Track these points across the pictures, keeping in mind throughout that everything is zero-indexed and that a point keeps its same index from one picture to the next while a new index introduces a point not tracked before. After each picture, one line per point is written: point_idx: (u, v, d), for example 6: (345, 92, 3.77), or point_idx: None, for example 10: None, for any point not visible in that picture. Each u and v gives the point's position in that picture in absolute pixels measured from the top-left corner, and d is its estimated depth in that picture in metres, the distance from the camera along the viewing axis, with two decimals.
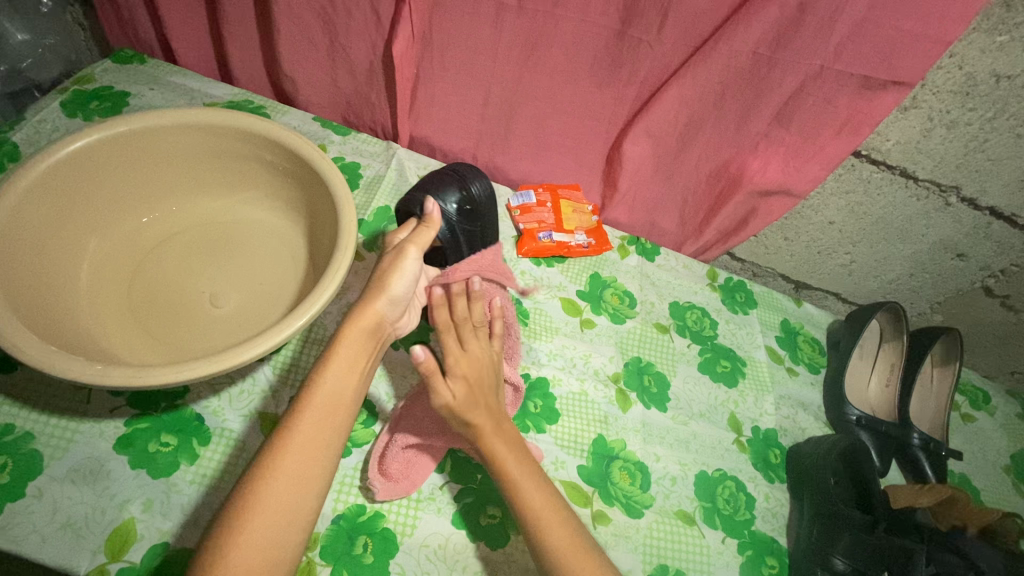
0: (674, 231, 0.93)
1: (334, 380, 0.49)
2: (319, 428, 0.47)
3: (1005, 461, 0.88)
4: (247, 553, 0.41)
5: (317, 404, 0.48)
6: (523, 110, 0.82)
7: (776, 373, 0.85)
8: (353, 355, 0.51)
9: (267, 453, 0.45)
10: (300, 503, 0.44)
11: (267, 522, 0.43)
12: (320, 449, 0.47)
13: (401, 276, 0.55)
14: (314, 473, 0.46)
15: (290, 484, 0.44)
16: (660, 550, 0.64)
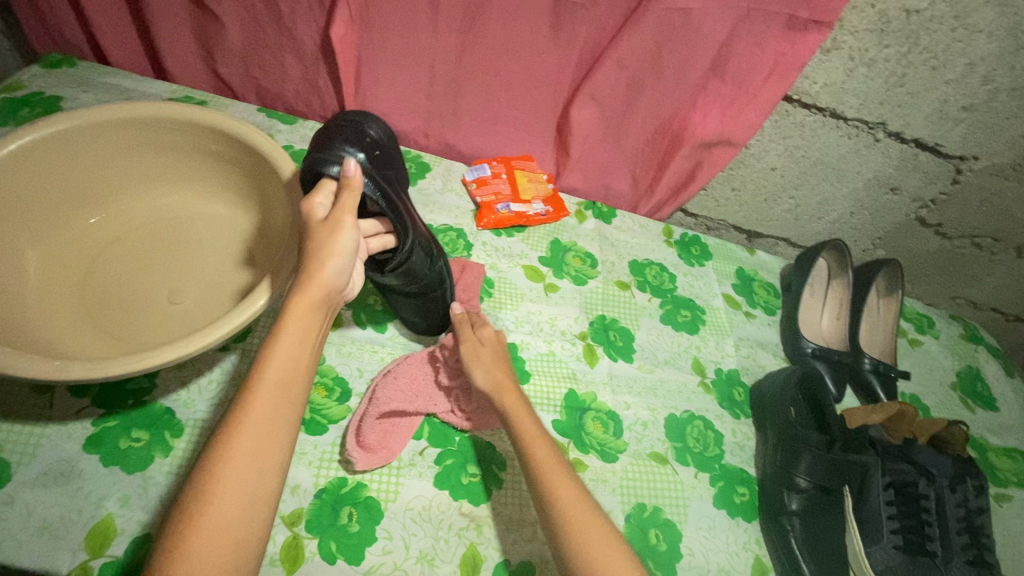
0: (627, 193, 0.96)
1: (279, 362, 0.48)
2: (273, 406, 0.46)
3: (951, 378, 0.94)
4: (218, 524, 0.41)
5: (266, 384, 0.47)
6: (469, 83, 0.83)
7: (734, 318, 0.89)
8: (295, 333, 0.49)
9: (219, 437, 0.44)
10: (262, 482, 0.44)
11: (231, 496, 0.42)
12: (274, 427, 0.46)
13: (341, 250, 0.52)
14: (271, 453, 0.45)
15: (248, 466, 0.43)
16: (636, 490, 0.67)
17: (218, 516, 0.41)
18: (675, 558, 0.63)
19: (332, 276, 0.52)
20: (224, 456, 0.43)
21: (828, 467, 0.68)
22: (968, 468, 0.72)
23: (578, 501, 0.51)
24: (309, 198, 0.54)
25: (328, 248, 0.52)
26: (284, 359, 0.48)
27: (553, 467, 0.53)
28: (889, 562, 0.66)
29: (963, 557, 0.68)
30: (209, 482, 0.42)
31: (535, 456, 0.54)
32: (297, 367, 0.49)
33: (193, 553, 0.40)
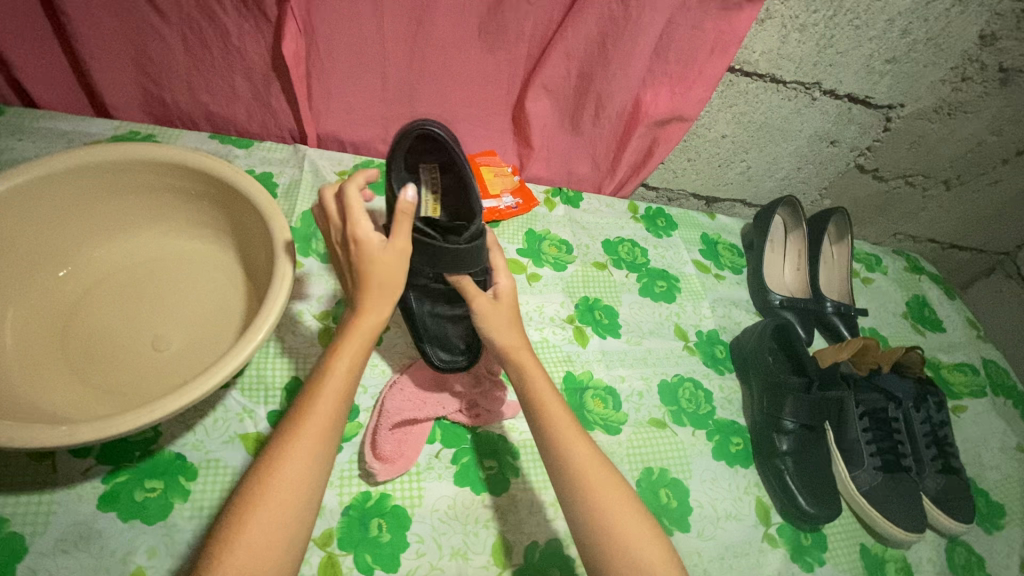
0: (590, 175, 0.99)
1: (339, 369, 0.49)
2: (327, 417, 0.46)
3: (901, 308, 1.03)
4: (268, 523, 0.41)
5: (325, 390, 0.48)
6: (425, 86, 0.83)
7: (706, 281, 0.94)
8: (357, 347, 0.50)
9: (279, 440, 0.45)
10: (311, 494, 0.44)
11: (286, 496, 0.42)
12: (323, 443, 0.46)
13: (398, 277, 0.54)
14: (317, 469, 0.45)
15: (303, 468, 0.44)
16: (641, 456, 0.71)
17: (268, 513, 0.41)
18: (686, 512, 0.67)
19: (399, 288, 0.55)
20: (283, 454, 0.44)
21: (811, 408, 0.73)
22: (927, 387, 0.81)
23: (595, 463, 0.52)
24: (357, 228, 0.51)
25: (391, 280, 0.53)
26: (341, 372, 0.49)
27: (571, 427, 0.54)
28: (872, 483, 0.72)
29: (934, 467, 0.76)
30: (263, 480, 0.43)
31: (552, 417, 0.54)
32: (354, 376, 0.50)
33: (245, 549, 0.40)
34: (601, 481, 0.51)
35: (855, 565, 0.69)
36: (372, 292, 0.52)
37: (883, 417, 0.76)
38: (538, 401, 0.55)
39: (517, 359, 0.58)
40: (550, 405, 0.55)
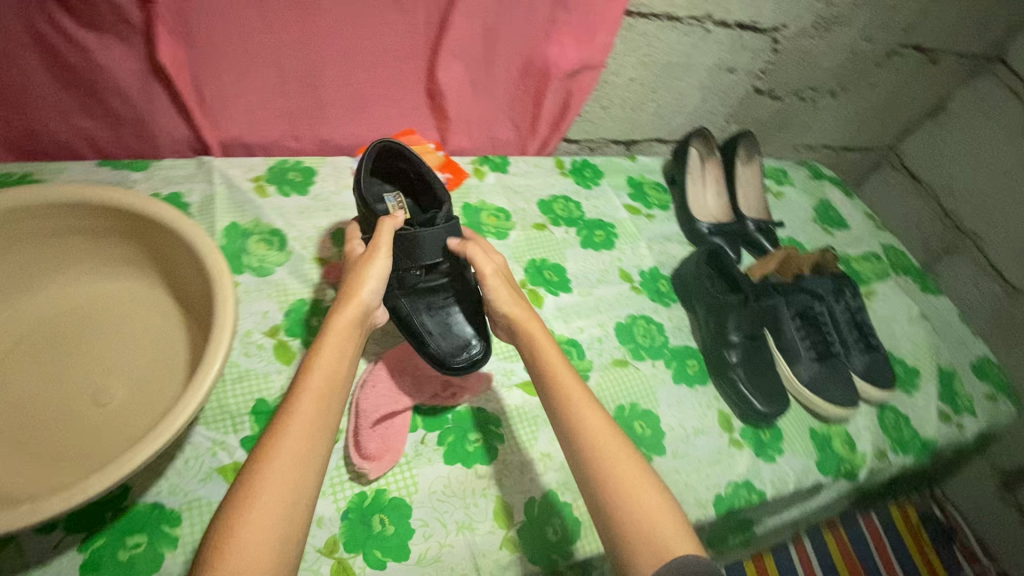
0: (513, 139, 1.01)
1: (319, 368, 0.52)
2: (314, 410, 0.49)
3: (811, 214, 1.13)
4: (259, 519, 0.42)
5: (308, 390, 0.50)
6: (326, 72, 0.79)
7: (639, 222, 0.99)
8: (336, 345, 0.55)
9: (266, 439, 0.47)
10: (299, 488, 0.45)
11: (272, 493, 0.44)
12: (310, 440, 0.48)
13: (371, 278, 0.61)
14: (308, 460, 0.47)
15: (292, 463, 0.46)
16: (613, 397, 0.75)
17: (257, 511, 0.42)
18: (660, 437, 0.73)
19: (370, 295, 0.60)
20: (269, 451, 0.46)
21: (750, 318, 0.82)
22: (843, 280, 0.90)
23: (605, 433, 0.55)
24: (351, 244, 0.69)
25: (365, 275, 0.61)
26: (323, 373, 0.52)
27: (582, 397, 0.57)
28: (812, 374, 0.80)
29: (858, 347, 0.86)
30: (251, 479, 0.44)
31: (564, 388, 0.57)
32: (337, 375, 0.53)
33: (235, 550, 0.40)
34: (612, 453, 0.53)
35: (808, 447, 0.78)
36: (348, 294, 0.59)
37: (811, 313, 0.85)
38: (551, 372, 0.59)
39: (528, 328, 0.63)
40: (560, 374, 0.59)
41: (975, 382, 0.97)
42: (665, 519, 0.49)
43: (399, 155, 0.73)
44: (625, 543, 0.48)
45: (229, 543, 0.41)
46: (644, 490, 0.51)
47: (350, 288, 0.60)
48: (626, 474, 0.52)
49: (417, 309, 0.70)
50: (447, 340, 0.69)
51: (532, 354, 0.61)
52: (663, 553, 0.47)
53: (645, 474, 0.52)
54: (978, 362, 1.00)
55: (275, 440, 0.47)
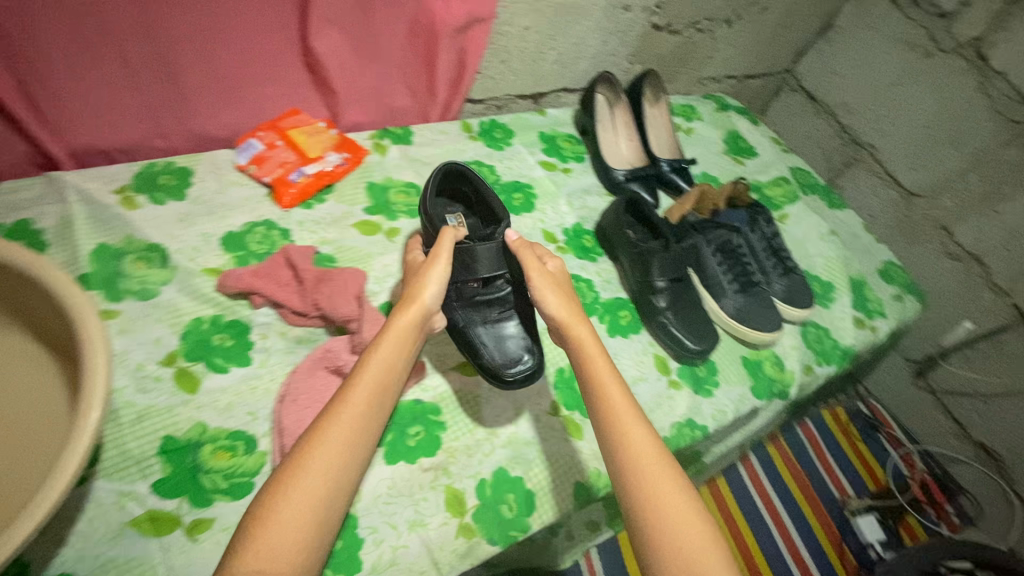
0: (412, 106, 0.93)
1: (374, 366, 0.54)
2: (362, 411, 0.51)
3: (721, 147, 1.14)
4: (293, 506, 0.44)
5: (360, 385, 0.53)
6: (180, 58, 0.68)
7: (556, 178, 0.96)
8: (392, 343, 0.56)
9: (313, 430, 0.49)
10: (336, 479, 0.47)
11: (308, 482, 0.46)
12: (354, 435, 0.50)
13: (432, 280, 0.62)
14: (347, 462, 0.48)
15: (334, 455, 0.48)
16: (551, 361, 0.74)
17: (290, 498, 0.45)
18: None
19: (429, 301, 0.61)
20: (313, 440, 0.48)
21: (675, 262, 0.82)
22: (758, 210, 0.92)
23: (642, 449, 0.53)
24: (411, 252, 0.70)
25: (427, 277, 0.62)
26: (377, 371, 0.54)
27: (621, 410, 0.56)
28: (737, 305, 0.82)
29: (777, 272, 0.88)
30: (292, 465, 0.47)
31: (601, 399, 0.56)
32: (388, 381, 0.54)
33: (267, 529, 0.43)
34: (643, 470, 0.51)
35: (741, 375, 0.81)
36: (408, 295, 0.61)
37: (731, 247, 0.86)
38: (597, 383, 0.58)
39: (575, 332, 0.62)
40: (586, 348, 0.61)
41: (883, 286, 1.04)
42: (700, 545, 0.47)
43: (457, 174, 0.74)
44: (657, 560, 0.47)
45: (263, 523, 0.43)
46: (676, 509, 0.49)
47: (412, 288, 0.62)
48: (658, 493, 0.50)
49: (478, 320, 0.70)
50: (503, 350, 0.68)
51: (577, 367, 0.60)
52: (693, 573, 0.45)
53: (678, 494, 0.50)
54: (883, 267, 1.07)
55: (323, 431, 0.49)
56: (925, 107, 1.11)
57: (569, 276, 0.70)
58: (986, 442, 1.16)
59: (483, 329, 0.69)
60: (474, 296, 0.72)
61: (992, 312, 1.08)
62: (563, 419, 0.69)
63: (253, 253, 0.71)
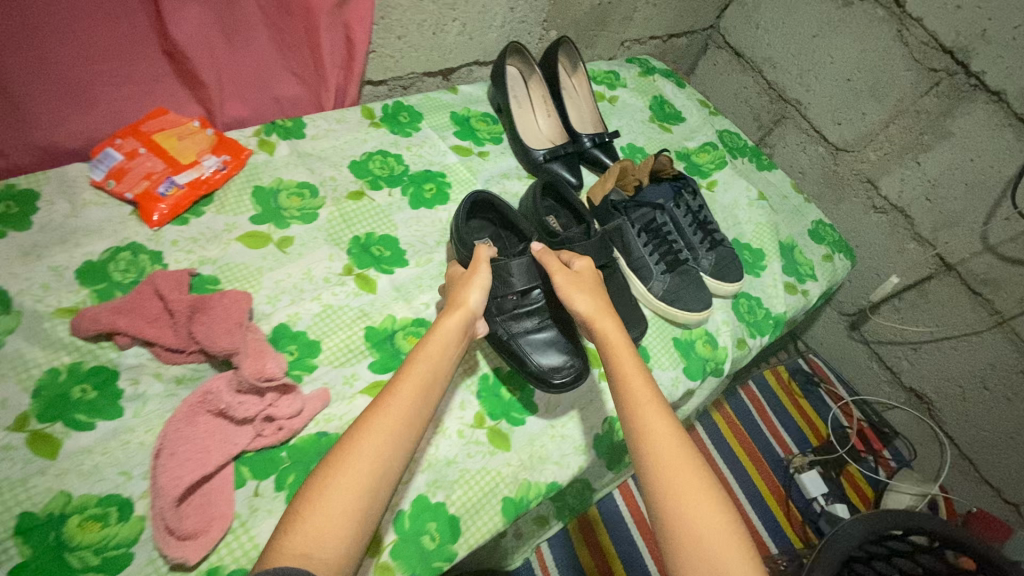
0: (303, 95, 0.83)
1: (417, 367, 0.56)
2: (410, 405, 0.53)
3: (647, 115, 1.09)
4: (336, 498, 0.45)
5: (404, 385, 0.54)
6: (4, 68, 0.56)
7: (472, 164, 0.88)
8: (437, 347, 0.59)
9: (355, 428, 0.51)
10: (378, 472, 0.48)
11: (349, 476, 0.47)
12: (396, 431, 0.51)
13: (473, 289, 0.64)
14: (390, 455, 0.49)
15: (375, 449, 0.49)
16: (472, 368, 0.69)
17: (332, 492, 0.46)
18: (530, 397, 0.70)
19: (472, 305, 0.63)
20: (355, 438, 0.49)
21: (599, 249, 0.75)
22: (681, 181, 0.88)
23: (667, 444, 0.53)
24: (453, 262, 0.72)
25: (467, 284, 0.65)
26: (420, 371, 0.56)
27: (647, 407, 0.56)
28: (665, 286, 0.79)
29: (705, 247, 0.85)
30: (333, 462, 0.48)
31: (631, 395, 0.57)
32: (431, 381, 0.56)
33: (309, 520, 0.44)
34: (666, 466, 0.51)
35: (675, 358, 0.78)
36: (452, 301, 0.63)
37: (656, 226, 0.83)
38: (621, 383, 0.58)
39: (601, 325, 0.64)
40: (606, 330, 0.63)
41: (813, 247, 1.03)
42: (722, 543, 0.46)
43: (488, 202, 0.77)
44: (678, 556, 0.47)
45: (305, 516, 0.44)
46: (699, 506, 0.49)
47: (455, 294, 0.64)
48: (681, 489, 0.50)
49: (520, 331, 0.71)
50: (546, 358, 0.70)
51: (610, 365, 0.61)
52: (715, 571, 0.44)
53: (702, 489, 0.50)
54: (814, 227, 1.06)
55: (368, 426, 0.50)
56: (847, 59, 1.08)
57: (597, 273, 0.70)
58: (916, 387, 1.18)
59: (527, 340, 0.70)
60: (514, 308, 0.72)
61: (917, 263, 1.09)
62: (488, 431, 0.65)
63: (115, 284, 0.61)
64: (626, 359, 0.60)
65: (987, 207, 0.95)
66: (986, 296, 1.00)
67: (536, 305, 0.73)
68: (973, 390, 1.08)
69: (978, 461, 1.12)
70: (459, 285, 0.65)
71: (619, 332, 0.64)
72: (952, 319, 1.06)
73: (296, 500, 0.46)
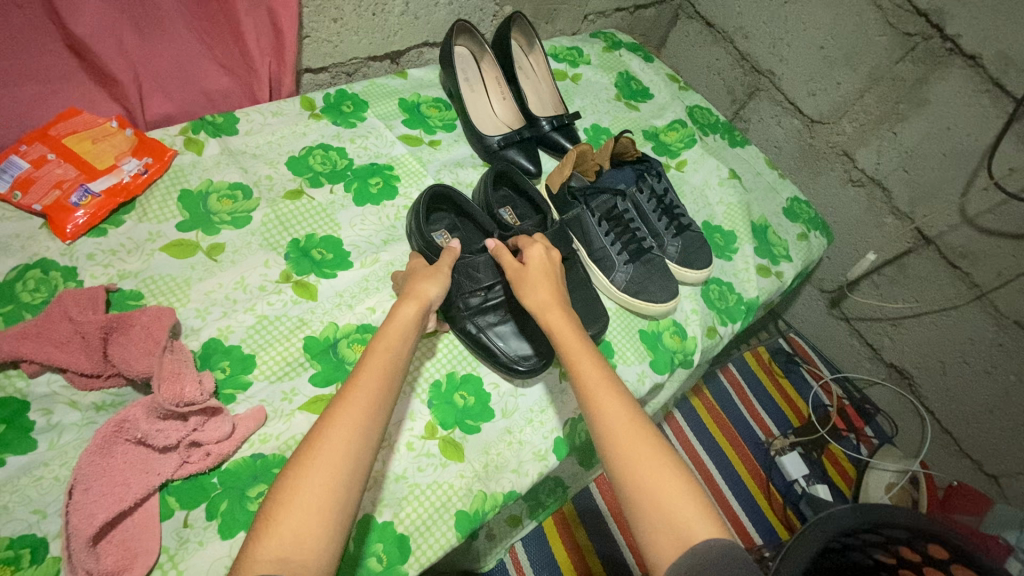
0: (234, 87, 0.77)
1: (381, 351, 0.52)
2: (376, 391, 0.48)
3: (611, 93, 1.04)
4: (312, 493, 0.41)
5: (368, 369, 0.50)
6: None
7: (422, 154, 0.83)
8: (399, 332, 0.55)
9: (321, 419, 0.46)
10: (351, 462, 0.43)
11: (323, 468, 0.42)
12: (366, 417, 0.46)
13: (432, 281, 0.61)
14: (360, 447, 0.45)
15: (347, 438, 0.44)
16: (421, 374, 0.65)
17: (306, 490, 0.41)
18: (486, 402, 0.66)
19: (429, 295, 0.59)
20: (322, 428, 0.45)
21: (556, 240, 0.70)
22: (644, 165, 0.84)
23: (631, 421, 0.50)
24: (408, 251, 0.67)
25: (426, 277, 0.61)
26: (384, 355, 0.51)
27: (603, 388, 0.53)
28: (628, 277, 0.75)
29: (671, 232, 0.81)
30: (302, 455, 0.43)
31: (586, 377, 0.54)
32: (395, 368, 0.51)
33: (286, 521, 0.39)
34: (636, 442, 0.48)
35: (641, 351, 0.74)
36: (411, 289, 0.60)
37: (618, 214, 0.78)
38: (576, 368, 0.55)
39: (547, 320, 0.59)
40: (549, 314, 0.60)
41: (787, 226, 0.99)
42: (696, 507, 0.44)
43: (441, 194, 0.71)
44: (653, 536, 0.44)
45: (281, 518, 0.39)
46: (670, 478, 0.46)
47: (415, 284, 0.60)
48: (652, 462, 0.47)
49: (489, 325, 0.68)
50: (518, 346, 0.67)
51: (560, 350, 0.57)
52: (690, 538, 0.43)
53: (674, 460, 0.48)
54: (788, 204, 1.02)
55: (335, 415, 0.46)
56: (819, 24, 1.02)
57: (553, 259, 0.65)
58: (897, 363, 1.15)
59: (496, 331, 0.67)
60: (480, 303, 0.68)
61: (894, 237, 1.05)
62: (441, 441, 0.61)
63: (24, 305, 0.56)
64: (582, 344, 0.57)
65: (964, 176, 0.91)
66: (964, 270, 0.97)
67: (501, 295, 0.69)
68: (952, 364, 1.05)
69: (958, 435, 1.10)
70: (418, 277, 0.62)
71: (567, 320, 0.59)
72: (930, 293, 1.03)
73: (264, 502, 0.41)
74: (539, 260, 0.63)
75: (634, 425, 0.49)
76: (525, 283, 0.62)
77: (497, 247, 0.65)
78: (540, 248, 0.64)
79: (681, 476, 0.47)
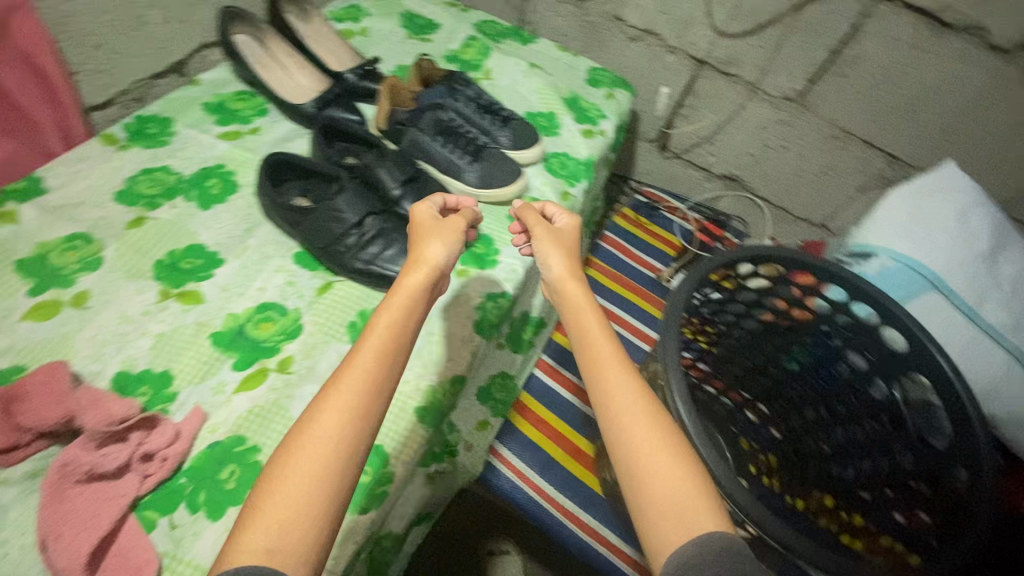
0: (19, 147, 0.73)
1: (380, 328, 0.50)
2: (371, 371, 0.47)
3: (400, 34, 1.10)
4: (296, 489, 0.41)
5: (369, 354, 0.48)
6: None
7: (247, 143, 0.85)
8: (405, 297, 0.54)
9: (309, 411, 0.45)
10: (337, 462, 0.42)
11: (309, 462, 0.42)
12: (363, 411, 0.45)
13: (444, 243, 0.60)
14: (353, 432, 0.44)
15: (338, 428, 0.44)
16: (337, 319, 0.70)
17: (289, 486, 0.41)
18: None
19: (439, 256, 0.58)
20: (314, 418, 0.44)
21: (401, 164, 0.78)
22: (452, 78, 0.93)
23: (640, 406, 0.52)
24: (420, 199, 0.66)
25: (434, 235, 0.61)
26: (385, 335, 0.50)
27: (614, 365, 0.55)
28: (478, 173, 0.84)
29: (499, 125, 0.91)
30: (290, 447, 0.43)
31: (596, 350, 0.57)
32: (395, 341, 0.50)
33: (268, 514, 0.40)
34: (644, 431, 0.50)
35: None
36: (413, 255, 0.59)
37: (447, 125, 0.86)
38: (584, 333, 0.59)
39: (572, 289, 0.63)
40: (564, 285, 0.63)
41: (593, 91, 1.12)
42: (704, 501, 0.46)
43: (281, 166, 0.76)
44: (656, 529, 0.45)
45: (261, 517, 0.40)
46: (677, 472, 0.48)
47: (422, 240, 0.60)
48: (652, 451, 0.49)
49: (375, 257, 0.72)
50: (409, 262, 0.72)
51: (572, 324, 0.60)
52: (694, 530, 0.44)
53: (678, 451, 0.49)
54: (588, 74, 1.15)
55: (326, 404, 0.45)
56: None
57: (578, 232, 0.70)
58: (726, 172, 1.36)
59: (384, 258, 0.71)
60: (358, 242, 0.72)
61: (680, 71, 1.23)
62: None
63: None
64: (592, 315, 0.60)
65: None
66: (736, 74, 1.17)
67: (375, 228, 0.73)
68: (760, 153, 1.27)
69: (788, 206, 1.34)
70: (426, 234, 0.61)
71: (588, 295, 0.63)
72: (722, 104, 1.23)
73: (253, 492, 0.42)
74: (569, 234, 0.69)
75: (645, 415, 0.51)
76: (552, 240, 0.67)
77: (526, 207, 0.70)
78: (570, 219, 0.71)
79: (686, 467, 0.48)
